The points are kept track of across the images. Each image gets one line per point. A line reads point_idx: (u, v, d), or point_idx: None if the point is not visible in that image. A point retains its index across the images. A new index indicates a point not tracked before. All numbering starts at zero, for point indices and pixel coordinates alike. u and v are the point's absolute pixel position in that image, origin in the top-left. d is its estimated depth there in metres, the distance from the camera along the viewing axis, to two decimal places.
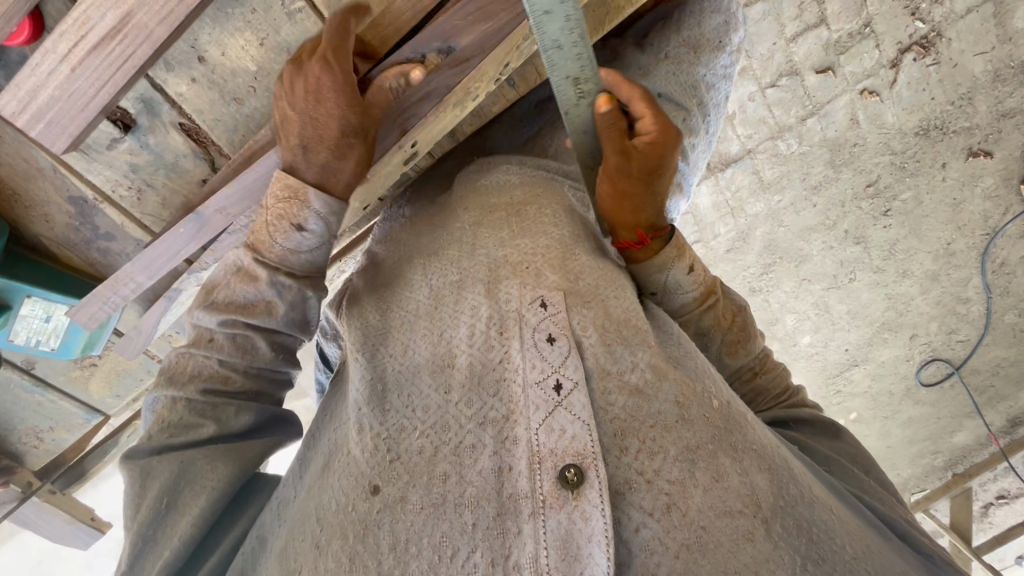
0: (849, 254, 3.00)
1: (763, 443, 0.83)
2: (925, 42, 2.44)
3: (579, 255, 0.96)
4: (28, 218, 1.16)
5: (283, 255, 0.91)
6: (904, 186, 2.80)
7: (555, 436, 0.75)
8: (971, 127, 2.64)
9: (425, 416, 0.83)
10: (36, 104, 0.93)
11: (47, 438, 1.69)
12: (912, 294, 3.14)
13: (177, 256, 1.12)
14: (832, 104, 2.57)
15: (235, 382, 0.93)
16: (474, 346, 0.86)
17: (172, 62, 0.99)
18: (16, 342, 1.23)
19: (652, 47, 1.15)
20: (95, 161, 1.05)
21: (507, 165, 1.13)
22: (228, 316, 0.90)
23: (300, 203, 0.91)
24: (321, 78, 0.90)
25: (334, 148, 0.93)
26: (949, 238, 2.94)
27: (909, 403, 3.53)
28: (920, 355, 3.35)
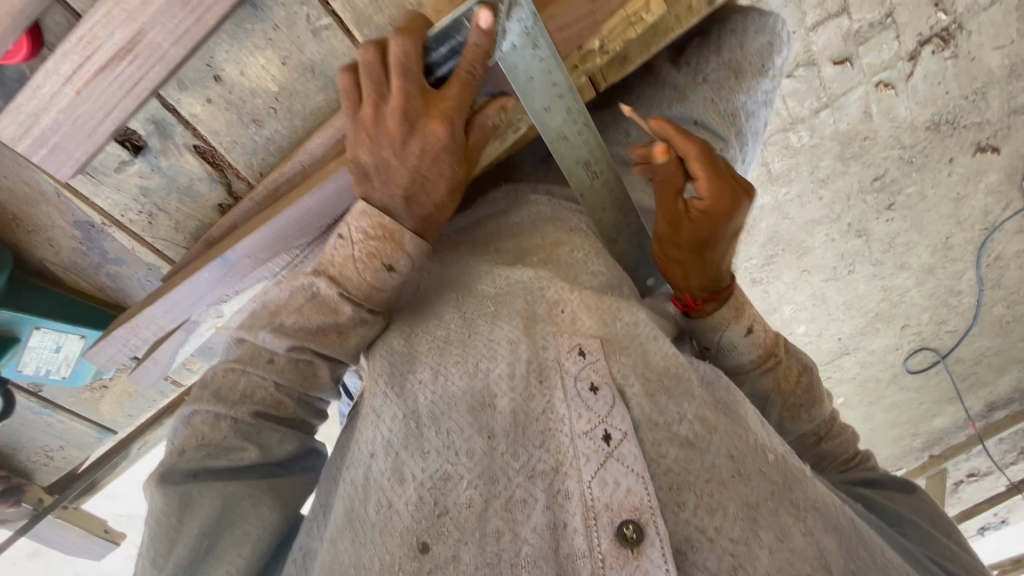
0: (851, 246, 3.01)
1: (825, 501, 0.87)
2: (945, 34, 2.37)
3: (615, 300, 0.99)
4: (33, 243, 1.40)
5: (368, 292, 0.89)
6: (910, 180, 2.79)
7: (609, 489, 0.78)
8: (982, 122, 2.61)
9: (470, 463, 0.83)
10: (37, 129, 1.02)
11: (57, 457, 1.88)
12: (907, 286, 3.17)
13: (204, 296, 1.24)
14: (846, 96, 2.51)
15: (288, 408, 0.93)
16: (515, 391, 0.88)
17: (185, 82, 1.06)
18: (25, 370, 1.46)
19: (688, 67, 1.18)
20: (102, 185, 1.16)
21: (535, 195, 1.16)
22: (298, 342, 0.89)
23: (395, 244, 0.87)
24: (439, 135, 0.88)
25: (440, 202, 0.91)
26: (948, 233, 2.96)
27: (894, 389, 3.63)
28: (908, 344, 3.42)
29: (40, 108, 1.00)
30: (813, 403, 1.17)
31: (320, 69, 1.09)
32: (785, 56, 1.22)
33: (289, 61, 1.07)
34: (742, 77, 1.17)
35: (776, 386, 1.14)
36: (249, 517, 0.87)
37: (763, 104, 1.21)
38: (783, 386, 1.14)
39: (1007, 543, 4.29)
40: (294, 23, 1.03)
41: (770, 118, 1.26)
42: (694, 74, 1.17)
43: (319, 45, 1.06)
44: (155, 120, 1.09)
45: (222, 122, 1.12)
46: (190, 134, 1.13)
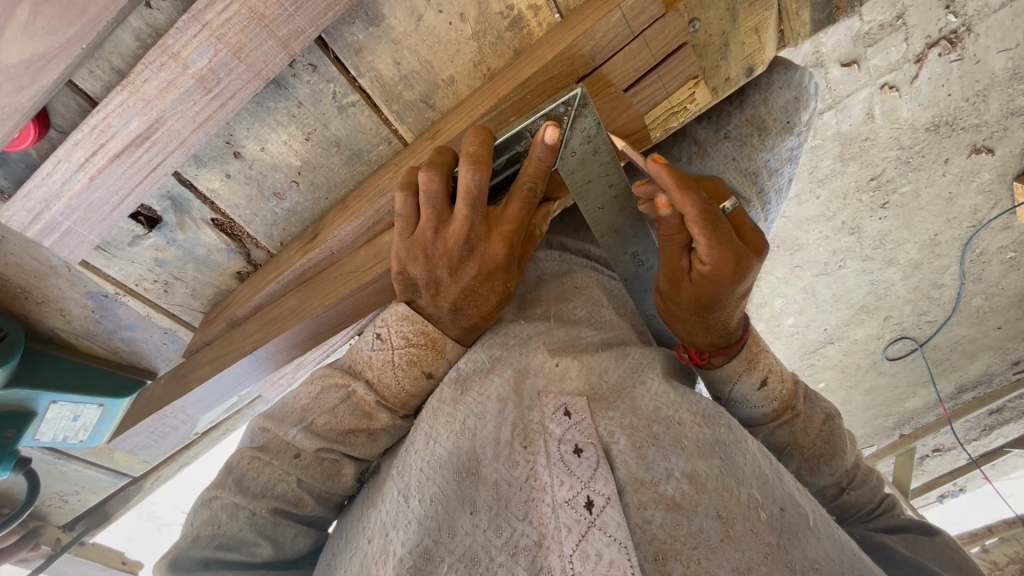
0: (843, 243, 3.05)
1: (823, 558, 0.87)
2: (953, 37, 2.33)
3: (610, 357, 1.03)
4: (41, 312, 1.41)
5: (405, 398, 1.01)
6: (906, 180, 2.80)
7: (591, 562, 0.79)
8: (980, 124, 2.62)
9: (452, 541, 0.85)
10: (49, 213, 1.05)
11: (71, 500, 1.97)
12: (893, 280, 3.25)
13: (235, 386, 1.30)
14: (850, 98, 2.52)
15: (306, 505, 0.99)
16: (499, 459, 0.91)
17: (205, 159, 1.10)
18: (42, 439, 1.50)
19: (709, 120, 1.23)
20: (116, 258, 1.22)
21: (545, 250, 1.20)
22: (326, 443, 0.98)
23: (437, 354, 1.01)
24: (498, 259, 0.96)
25: (487, 313, 1.02)
26: (937, 230, 3.01)
27: (872, 374, 3.76)
28: (889, 333, 3.53)
29: (55, 194, 1.03)
30: (835, 454, 1.15)
31: (344, 143, 1.15)
32: (811, 110, 1.26)
33: (314, 136, 1.12)
34: (765, 134, 1.20)
35: (789, 431, 1.15)
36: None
37: (789, 161, 1.26)
38: (802, 438, 1.14)
39: (964, 510, 4.62)
40: (320, 101, 1.07)
41: (795, 174, 1.30)
42: (715, 129, 1.21)
43: (345, 119, 1.11)
44: (172, 196, 1.15)
45: (241, 196, 1.18)
46: (207, 209, 1.19)
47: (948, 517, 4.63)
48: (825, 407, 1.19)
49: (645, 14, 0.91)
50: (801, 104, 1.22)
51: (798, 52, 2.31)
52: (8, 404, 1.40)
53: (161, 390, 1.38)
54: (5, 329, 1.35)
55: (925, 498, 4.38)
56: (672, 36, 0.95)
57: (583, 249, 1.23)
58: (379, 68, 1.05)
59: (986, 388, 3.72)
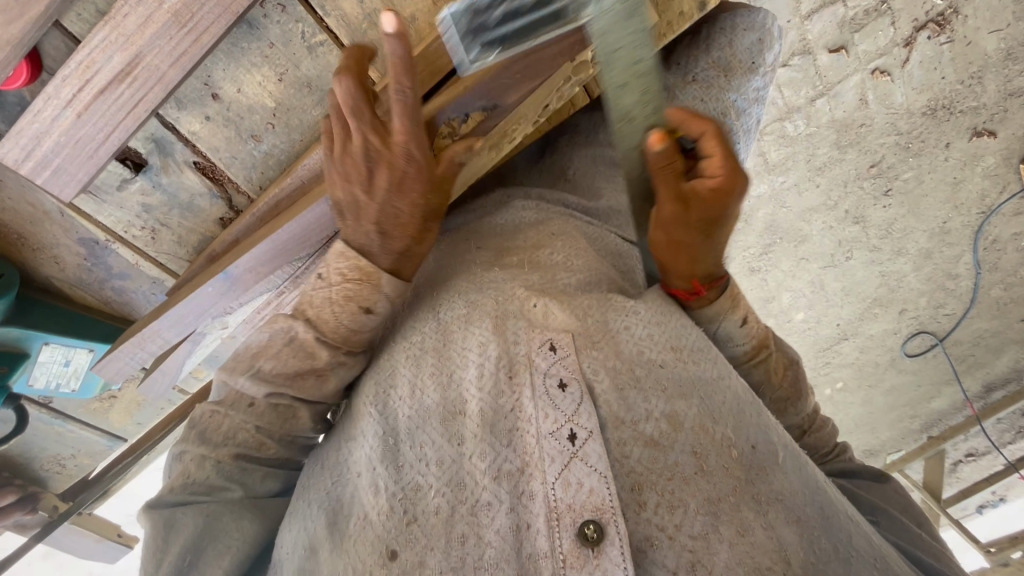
0: (848, 233, 3.01)
1: (789, 491, 0.87)
2: (941, 20, 2.36)
3: (588, 294, 1.02)
4: (42, 262, 1.49)
5: (346, 334, 0.98)
6: (908, 166, 2.79)
7: (571, 490, 0.80)
8: (979, 107, 2.61)
9: (439, 471, 0.86)
10: (40, 151, 1.11)
11: (69, 465, 2.04)
12: (905, 271, 3.18)
13: (208, 311, 1.31)
14: (842, 85, 2.51)
15: (270, 448, 1.00)
16: (484, 392, 0.90)
17: (185, 100, 1.18)
18: (36, 385, 1.57)
19: (679, 66, 1.24)
20: (104, 203, 1.30)
21: (522, 201, 1.20)
22: (274, 388, 0.97)
23: (372, 285, 0.96)
24: (405, 169, 0.93)
25: (417, 234, 0.97)
26: (945, 217, 2.97)
27: (892, 372, 3.65)
28: (906, 328, 3.44)
29: (45, 130, 1.10)
30: (800, 397, 1.19)
31: (315, 84, 1.20)
32: (775, 53, 1.31)
33: (286, 77, 1.19)
34: (731, 75, 1.24)
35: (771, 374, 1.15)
36: (230, 530, 0.94)
37: (755, 102, 1.30)
38: (774, 379, 1.16)
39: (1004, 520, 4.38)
40: (290, 41, 1.15)
41: (762, 116, 1.34)
42: (684, 74, 1.23)
43: (314, 60, 1.17)
44: (155, 138, 1.22)
45: (221, 138, 1.24)
46: (189, 152, 1.26)
47: (987, 527, 4.40)
48: (789, 354, 1.21)
49: None
50: (766, 46, 1.28)
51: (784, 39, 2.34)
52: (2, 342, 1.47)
53: (141, 321, 1.41)
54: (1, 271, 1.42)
55: (959, 507, 4.18)
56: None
57: (560, 199, 1.22)
58: (345, 7, 1.13)
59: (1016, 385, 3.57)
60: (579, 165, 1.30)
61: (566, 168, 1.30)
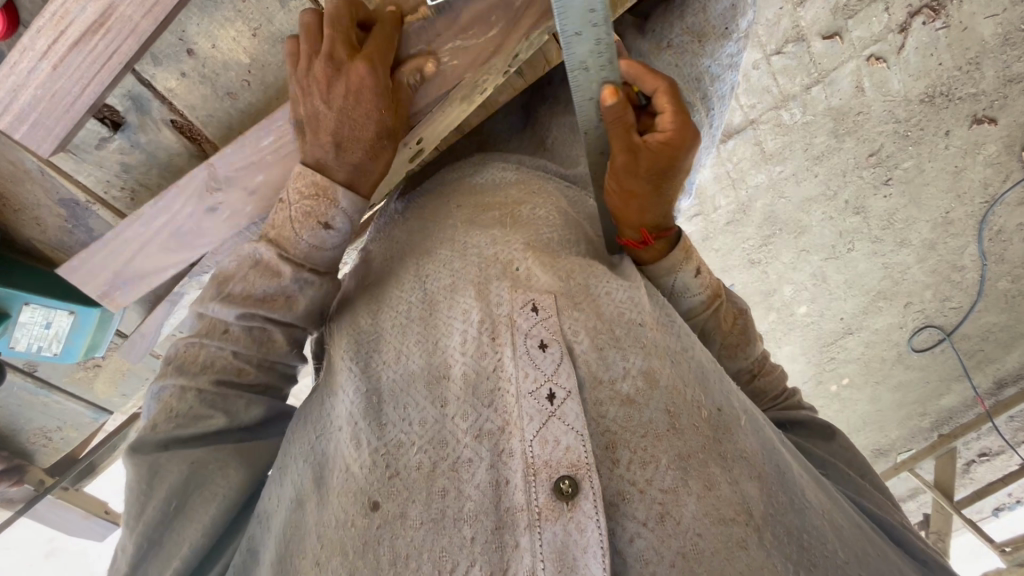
0: (849, 224, 2.99)
1: (750, 450, 0.86)
2: (935, 5, 2.36)
3: (567, 255, 1.01)
4: (7, 232, 1.32)
5: (308, 252, 0.94)
6: (908, 154, 2.76)
7: (549, 447, 0.79)
8: (978, 93, 2.59)
9: (421, 429, 0.85)
10: (16, 105, 1.00)
11: (55, 439, 1.86)
12: (908, 263, 3.15)
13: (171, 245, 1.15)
14: (838, 72, 2.50)
15: (249, 374, 0.96)
16: (468, 355, 0.89)
17: (161, 56, 1.06)
18: (17, 348, 1.32)
19: (653, 33, 1.18)
20: (84, 162, 1.13)
21: (502, 162, 1.19)
22: (246, 308, 0.92)
23: (328, 201, 0.93)
24: (363, 79, 0.91)
25: (369, 148, 0.94)
26: (947, 208, 2.94)
27: (900, 368, 3.58)
28: (912, 321, 3.39)
29: (22, 82, 0.99)
30: (749, 342, 1.17)
31: (291, 41, 1.09)
32: (751, 18, 1.22)
33: (261, 33, 1.07)
34: (704, 40, 1.18)
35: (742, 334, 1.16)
36: (216, 480, 0.91)
37: (729, 68, 1.21)
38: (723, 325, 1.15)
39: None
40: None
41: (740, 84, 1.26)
42: (658, 41, 1.17)
43: (287, 13, 1.07)
44: (133, 96, 1.08)
45: (197, 96, 1.10)
46: (166, 110, 1.11)
47: (1005, 530, 4.28)
48: (737, 303, 1.19)
49: None
50: (739, 10, 1.20)
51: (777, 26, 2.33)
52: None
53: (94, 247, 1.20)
54: None
55: (975, 509, 4.08)
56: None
57: (539, 164, 1.21)
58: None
59: None
60: (558, 135, 1.27)
61: (545, 138, 1.27)
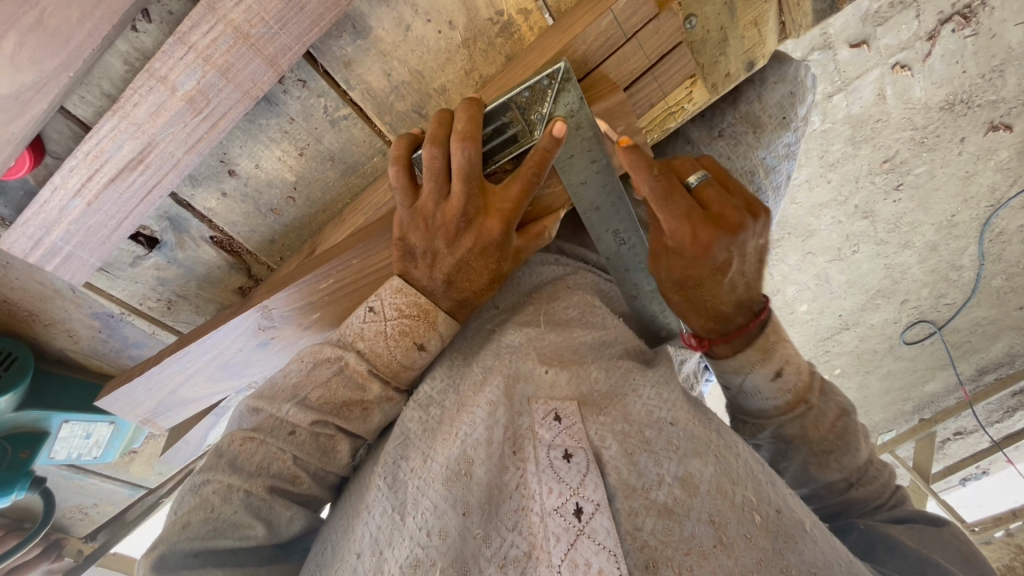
0: (856, 228, 2.99)
1: (822, 562, 0.83)
2: (966, 12, 2.23)
3: (587, 362, 0.98)
4: (50, 334, 1.43)
5: (397, 369, 0.97)
6: (920, 160, 2.73)
7: (580, 570, 0.75)
8: (997, 101, 2.53)
9: (442, 546, 0.80)
10: (49, 240, 1.05)
11: (91, 513, 2.18)
12: (909, 263, 3.18)
13: (226, 365, 1.25)
14: (861, 80, 2.41)
15: (304, 482, 0.95)
16: (490, 460, 0.87)
17: (200, 179, 1.09)
18: (57, 457, 1.54)
19: (705, 119, 1.22)
20: (118, 279, 1.23)
21: (541, 257, 1.16)
22: (321, 416, 0.94)
23: (429, 325, 0.96)
24: (494, 235, 0.91)
25: (480, 292, 0.97)
26: (954, 211, 2.94)
27: (890, 359, 3.67)
28: (907, 317, 3.45)
29: (54, 219, 1.03)
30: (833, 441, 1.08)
31: (338, 157, 1.13)
32: (808, 103, 1.24)
33: (307, 151, 1.11)
34: (761, 131, 1.20)
35: (791, 422, 1.07)
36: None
37: (785, 157, 1.26)
38: (799, 422, 1.07)
39: (996, 495, 4.46)
40: (312, 116, 1.06)
41: (794, 169, 1.31)
42: (709, 128, 1.21)
43: (339, 132, 1.09)
44: (170, 216, 1.13)
45: (237, 214, 1.17)
46: (206, 227, 1.18)
47: (973, 499, 4.52)
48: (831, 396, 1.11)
49: (636, 16, 0.93)
50: (798, 99, 1.21)
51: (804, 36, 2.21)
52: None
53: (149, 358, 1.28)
54: (15, 352, 1.37)
55: (945, 482, 4.29)
56: (667, 35, 0.96)
57: (580, 256, 1.21)
58: (369, 80, 1.04)
59: (1009, 369, 3.65)
60: None
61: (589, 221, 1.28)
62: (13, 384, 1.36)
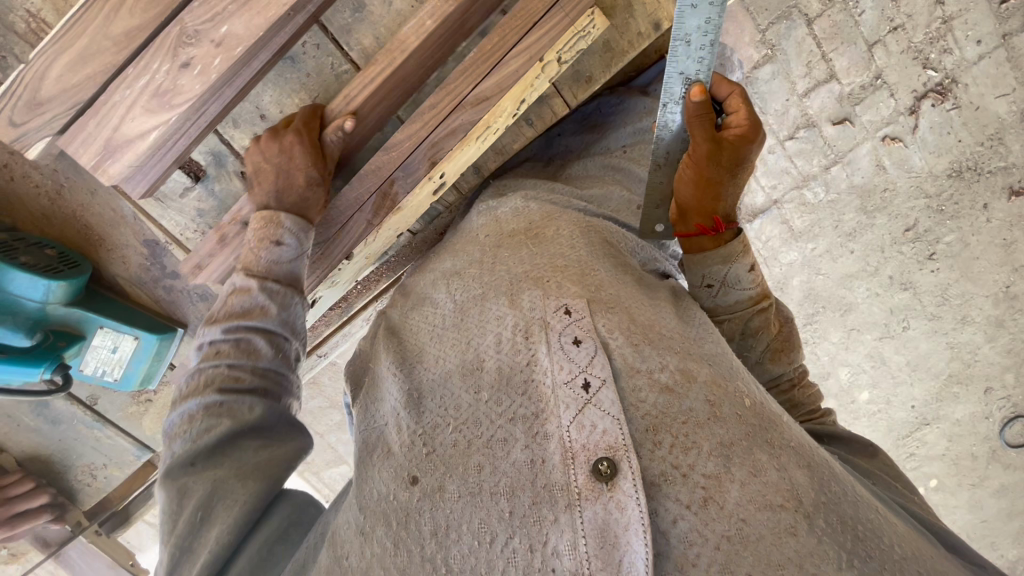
0: (898, 300, 2.00)
1: (802, 442, 0.68)
2: (941, 88, 1.73)
3: (599, 270, 0.82)
4: (102, 263, 1.06)
5: (266, 267, 0.86)
6: (946, 228, 1.88)
7: (586, 431, 0.63)
8: (1010, 166, 1.78)
9: (457, 412, 0.71)
10: (114, 148, 0.91)
11: (100, 477, 1.31)
12: (978, 341, 2.00)
13: (126, 119, 0.89)
14: (854, 152, 1.85)
15: (245, 379, 0.80)
16: (501, 352, 0.73)
17: (238, 119, 0.99)
18: (82, 374, 1.04)
19: (653, 93, 1.15)
20: (169, 208, 1.02)
21: (512, 204, 0.99)
22: (229, 322, 0.82)
23: (275, 224, 0.88)
24: (295, 143, 0.92)
25: (299, 188, 0.91)
26: (1007, 280, 1.90)
27: (997, 470, 2.16)
28: (1002, 412, 2.07)
29: (104, 124, 0.89)
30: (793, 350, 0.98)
31: (342, 104, 1.01)
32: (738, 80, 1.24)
33: (319, 102, 1.00)
34: None
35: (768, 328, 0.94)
36: (239, 482, 0.73)
37: None
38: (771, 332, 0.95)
39: None
40: (323, 75, 0.99)
41: None
42: (656, 97, 1.13)
43: (341, 85, 1.00)
44: (215, 153, 1.01)
45: None
46: (235, 162, 1.02)
47: None
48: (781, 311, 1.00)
49: None
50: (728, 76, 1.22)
51: (765, 107, 1.80)
52: (59, 322, 0.99)
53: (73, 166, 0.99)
54: (77, 260, 1.01)
55: None
56: None
57: (550, 187, 1.02)
58: (364, 42, 0.98)
59: None
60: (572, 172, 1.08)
61: (558, 174, 1.09)
62: (75, 275, 0.98)
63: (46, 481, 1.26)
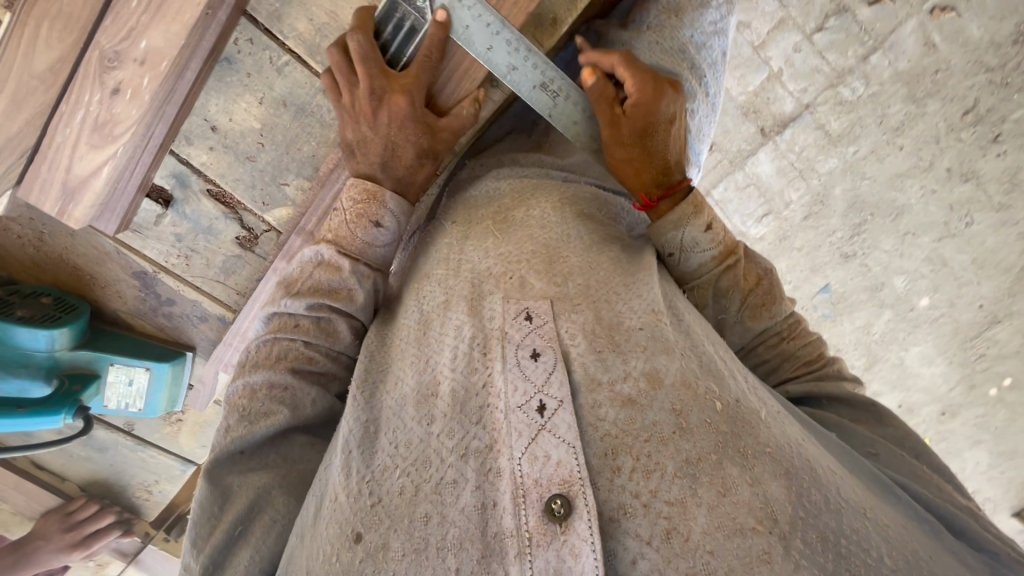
0: (960, 195, 1.76)
1: (780, 444, 0.61)
2: None
3: (569, 255, 0.75)
4: (102, 301, 1.08)
5: (362, 247, 0.77)
6: (1013, 103, 1.64)
7: (539, 464, 0.58)
8: None
9: (405, 451, 0.64)
10: (71, 190, 0.88)
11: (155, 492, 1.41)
12: None
13: (76, 159, 0.86)
14: (897, 33, 1.58)
15: (310, 378, 0.75)
16: (457, 370, 0.67)
17: (191, 136, 0.93)
18: (108, 408, 1.10)
19: (634, 23, 1.00)
20: (147, 237, 1.00)
21: (478, 186, 0.90)
22: (315, 298, 0.74)
23: (378, 203, 0.78)
24: (398, 107, 0.80)
25: (410, 164, 0.81)
26: None
27: None
28: None
29: (57, 169, 0.87)
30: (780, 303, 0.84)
31: (290, 99, 0.93)
32: None
33: (266, 101, 0.92)
34: (683, 14, 0.99)
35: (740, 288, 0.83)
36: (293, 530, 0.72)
37: (714, 34, 1.02)
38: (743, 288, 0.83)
39: None
40: (263, 70, 0.90)
41: (730, 49, 1.05)
42: (637, 27, 0.98)
43: (285, 80, 0.91)
44: (176, 176, 0.95)
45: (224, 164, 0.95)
46: (197, 180, 0.97)
47: None
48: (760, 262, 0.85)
49: None
50: None
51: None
52: (71, 365, 1.03)
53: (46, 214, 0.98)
54: (74, 303, 1.03)
55: None
56: None
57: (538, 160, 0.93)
58: (300, 28, 0.88)
59: None
60: (550, 134, 0.98)
61: (536, 138, 0.98)
62: (71, 320, 1.00)
63: (109, 501, 1.39)
